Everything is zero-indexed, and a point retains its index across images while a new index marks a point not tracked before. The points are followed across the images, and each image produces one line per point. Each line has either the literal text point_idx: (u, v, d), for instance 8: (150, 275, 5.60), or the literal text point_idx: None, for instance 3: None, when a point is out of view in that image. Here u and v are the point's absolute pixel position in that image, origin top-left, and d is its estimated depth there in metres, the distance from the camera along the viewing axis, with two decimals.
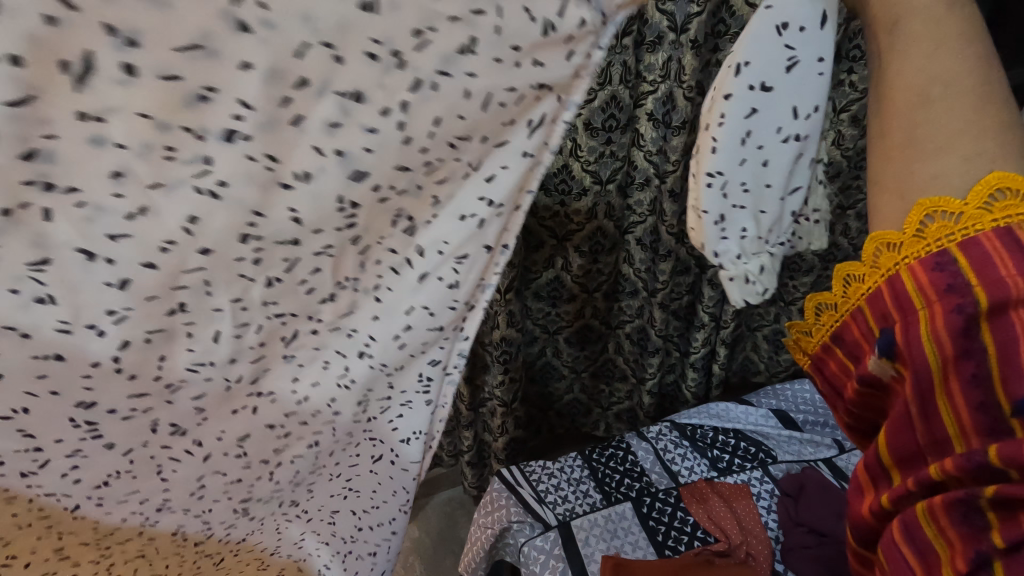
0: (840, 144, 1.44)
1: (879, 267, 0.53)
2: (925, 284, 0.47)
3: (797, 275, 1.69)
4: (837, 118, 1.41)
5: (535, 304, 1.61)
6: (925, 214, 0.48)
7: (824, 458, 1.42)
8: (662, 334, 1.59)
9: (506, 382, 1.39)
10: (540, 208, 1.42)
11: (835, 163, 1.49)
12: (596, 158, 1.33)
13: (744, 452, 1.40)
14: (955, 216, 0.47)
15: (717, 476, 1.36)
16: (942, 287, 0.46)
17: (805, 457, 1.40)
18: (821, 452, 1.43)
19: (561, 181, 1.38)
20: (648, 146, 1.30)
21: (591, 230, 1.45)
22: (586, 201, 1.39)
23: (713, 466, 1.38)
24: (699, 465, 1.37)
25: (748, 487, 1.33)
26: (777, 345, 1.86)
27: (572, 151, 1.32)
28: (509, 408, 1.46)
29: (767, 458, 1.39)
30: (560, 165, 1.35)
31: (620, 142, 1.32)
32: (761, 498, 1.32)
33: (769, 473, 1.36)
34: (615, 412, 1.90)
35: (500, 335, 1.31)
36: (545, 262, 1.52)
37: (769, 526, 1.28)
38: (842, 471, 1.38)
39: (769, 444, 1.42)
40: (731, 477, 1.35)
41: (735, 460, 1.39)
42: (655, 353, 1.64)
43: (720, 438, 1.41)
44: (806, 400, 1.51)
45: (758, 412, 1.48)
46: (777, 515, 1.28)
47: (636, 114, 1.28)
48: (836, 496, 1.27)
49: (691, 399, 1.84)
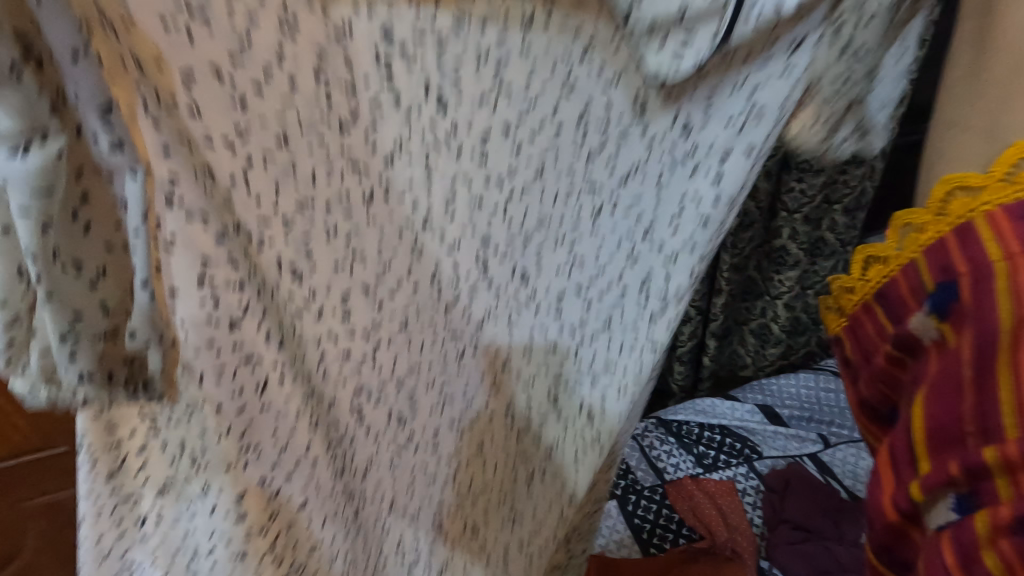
0: None
1: (901, 246, 0.43)
2: (1008, 230, 0.35)
3: (783, 268, 1.69)
4: None
5: None
6: (950, 188, 0.39)
7: (809, 452, 1.41)
8: None
9: None
10: None
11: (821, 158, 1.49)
12: None
13: (729, 449, 1.40)
14: (975, 189, 0.38)
15: (702, 473, 1.35)
16: (965, 254, 0.36)
17: (790, 452, 1.40)
18: (806, 446, 1.41)
19: None
20: None
21: None
22: None
23: (698, 463, 1.37)
24: (684, 462, 1.36)
25: (733, 484, 1.33)
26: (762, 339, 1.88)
27: None
28: None
29: (752, 455, 1.39)
30: None
31: None
32: (747, 494, 1.32)
33: (754, 470, 1.36)
34: None
35: None
36: None
37: (754, 520, 1.29)
38: (826, 465, 1.38)
39: (754, 440, 1.42)
40: (716, 474, 1.35)
41: (721, 457, 1.38)
42: None
43: (705, 435, 1.41)
44: (793, 394, 1.47)
45: (744, 408, 1.46)
46: (762, 510, 1.29)
47: None
48: (821, 492, 1.28)
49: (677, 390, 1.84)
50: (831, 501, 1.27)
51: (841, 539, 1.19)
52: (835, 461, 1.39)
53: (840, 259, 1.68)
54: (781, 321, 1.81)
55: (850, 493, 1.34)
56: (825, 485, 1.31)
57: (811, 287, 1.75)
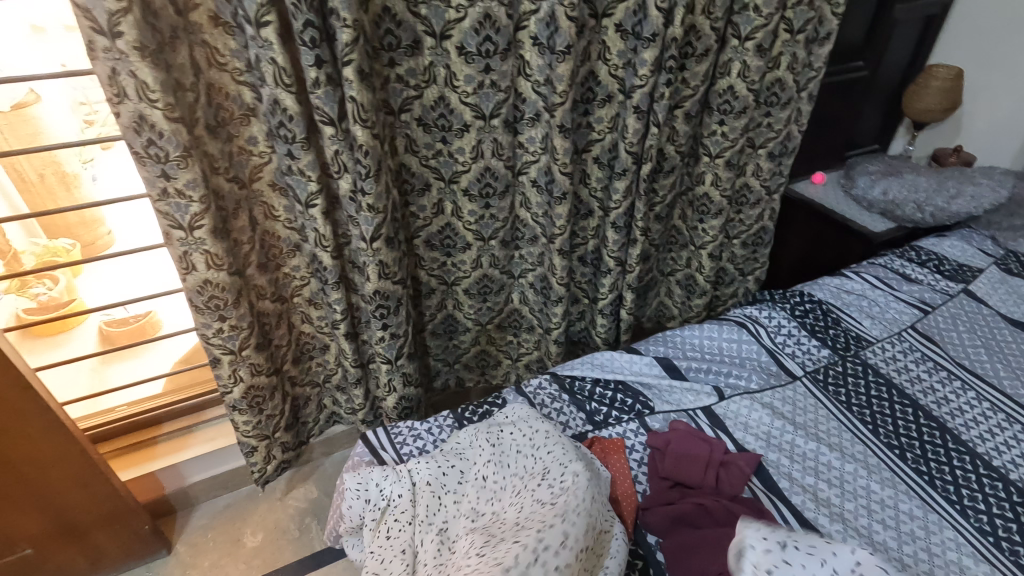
0: (745, 76, 1.44)
1: None
2: None
3: (707, 217, 1.67)
4: (741, 47, 1.40)
5: (427, 256, 1.43)
6: None
7: (705, 406, 1.10)
8: (565, 282, 1.47)
9: (387, 338, 1.26)
10: (419, 146, 1.24)
11: (741, 98, 1.47)
12: (474, 90, 1.17)
13: (621, 405, 1.08)
14: None
15: (590, 432, 1.04)
16: None
17: (684, 406, 1.08)
18: (701, 400, 1.10)
19: (440, 116, 1.20)
20: (535, 75, 1.18)
21: (479, 171, 1.29)
22: (469, 139, 1.24)
23: (587, 421, 1.06)
24: (571, 420, 1.05)
25: (622, 441, 1.02)
26: (688, 288, 1.84)
27: (447, 80, 1.16)
28: (394, 365, 1.32)
29: (645, 410, 1.08)
30: (435, 97, 1.18)
31: (501, 71, 1.17)
32: (634, 451, 1.01)
33: (647, 427, 1.05)
34: (525, 364, 1.72)
35: (373, 288, 1.18)
36: (433, 208, 1.34)
37: (639, 481, 0.98)
38: (720, 418, 1.07)
39: (647, 394, 1.11)
40: (605, 432, 1.04)
41: (612, 413, 1.07)
42: (559, 302, 1.51)
43: (596, 391, 1.10)
44: (696, 346, 1.22)
45: (643, 361, 1.17)
46: (648, 468, 0.98)
47: (519, 38, 1.15)
48: (706, 442, 0.98)
49: (602, 346, 1.73)
50: (716, 453, 0.97)
51: (721, 497, 0.92)
52: (729, 414, 1.08)
53: (766, 207, 1.74)
54: (706, 269, 1.77)
55: (739, 446, 1.02)
56: (711, 436, 1.01)
57: (737, 236, 1.79)
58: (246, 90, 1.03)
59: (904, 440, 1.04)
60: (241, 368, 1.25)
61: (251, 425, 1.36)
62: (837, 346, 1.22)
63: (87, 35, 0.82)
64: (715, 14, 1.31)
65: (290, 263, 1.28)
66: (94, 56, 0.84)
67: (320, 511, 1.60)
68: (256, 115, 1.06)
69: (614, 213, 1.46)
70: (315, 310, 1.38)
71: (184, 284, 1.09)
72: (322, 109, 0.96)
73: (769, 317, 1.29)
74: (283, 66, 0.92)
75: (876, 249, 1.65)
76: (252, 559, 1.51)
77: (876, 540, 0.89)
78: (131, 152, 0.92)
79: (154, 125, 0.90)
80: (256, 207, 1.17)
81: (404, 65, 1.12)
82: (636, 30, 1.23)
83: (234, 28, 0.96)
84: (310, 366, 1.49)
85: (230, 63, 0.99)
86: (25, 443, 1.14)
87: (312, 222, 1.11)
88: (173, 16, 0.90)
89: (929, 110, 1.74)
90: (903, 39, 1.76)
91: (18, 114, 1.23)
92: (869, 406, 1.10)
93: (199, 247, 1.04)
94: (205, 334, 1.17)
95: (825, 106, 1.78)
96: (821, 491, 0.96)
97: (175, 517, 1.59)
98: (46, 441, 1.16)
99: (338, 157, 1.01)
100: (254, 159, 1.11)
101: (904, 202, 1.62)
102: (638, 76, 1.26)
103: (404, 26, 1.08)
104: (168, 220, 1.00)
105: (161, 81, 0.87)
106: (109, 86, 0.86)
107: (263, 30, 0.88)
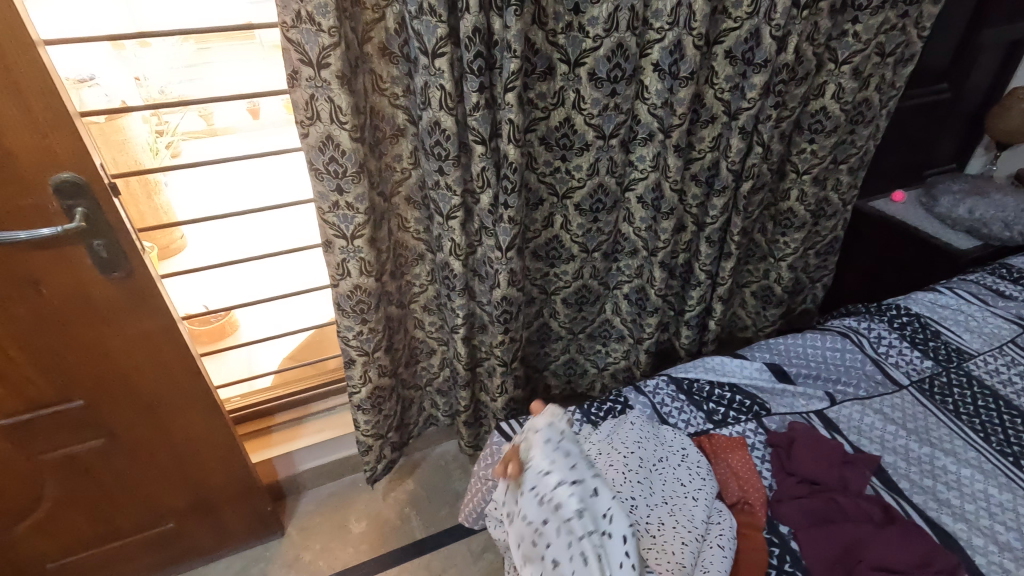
0: (839, 97, 1.51)
1: None
2: None
3: (789, 230, 1.74)
4: (837, 70, 1.48)
5: (533, 266, 1.52)
6: None
7: (818, 409, 1.17)
8: (662, 293, 1.55)
9: (506, 342, 1.36)
10: (539, 162, 1.34)
11: (833, 117, 1.55)
12: (599, 112, 1.27)
13: (738, 405, 1.16)
14: None
15: (712, 430, 1.12)
16: None
17: (797, 409, 1.16)
18: (813, 404, 1.18)
19: (563, 136, 1.30)
20: (653, 98, 1.27)
21: (593, 186, 1.39)
22: (588, 157, 1.33)
23: (708, 420, 1.14)
24: (694, 417, 1.13)
25: (743, 439, 1.09)
26: (765, 299, 1.90)
27: (575, 103, 1.26)
28: (508, 367, 1.41)
29: (761, 411, 1.15)
30: (561, 118, 1.28)
31: (625, 95, 1.26)
32: (755, 448, 1.09)
33: (765, 427, 1.13)
34: (611, 372, 1.80)
35: (500, 295, 1.28)
36: (544, 221, 1.44)
37: (763, 475, 1.05)
38: (833, 421, 1.14)
39: (762, 398, 1.18)
40: (726, 430, 1.12)
41: (730, 413, 1.15)
42: (654, 313, 1.59)
43: (714, 392, 1.19)
44: (800, 353, 1.28)
45: (753, 365, 1.25)
46: (772, 464, 1.06)
47: (641, 64, 1.24)
48: (829, 442, 1.05)
49: (684, 356, 1.80)
50: (838, 453, 1.03)
51: (849, 492, 0.98)
52: (841, 418, 1.14)
53: (841, 219, 1.79)
54: (784, 281, 1.83)
55: (856, 448, 1.08)
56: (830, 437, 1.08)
57: (813, 248, 1.84)
58: (400, 112, 1.14)
59: (1017, 448, 1.08)
60: (370, 368, 1.36)
61: (371, 424, 1.46)
62: (939, 358, 1.27)
63: (294, 65, 0.95)
64: (818, 40, 1.40)
65: (413, 272, 1.39)
66: (297, 84, 0.96)
67: (418, 503, 1.70)
68: (405, 134, 1.17)
69: (710, 228, 1.54)
70: (429, 316, 1.48)
71: (336, 288, 1.20)
72: (477, 129, 1.06)
73: (869, 328, 1.34)
74: (449, 92, 1.02)
75: (962, 267, 1.69)
76: (359, 544, 1.61)
77: (1000, 539, 0.94)
78: (312, 168, 1.04)
79: (338, 145, 1.02)
80: (393, 219, 1.28)
81: (536, 89, 1.23)
82: (746, 56, 1.31)
83: (399, 58, 1.08)
84: (417, 369, 1.59)
85: (390, 88, 1.11)
86: (189, 423, 1.27)
87: (449, 233, 1.20)
88: (356, 49, 1.02)
89: (1014, 131, 1.77)
90: (987, 62, 1.80)
91: (113, 123, 1.33)
92: (978, 415, 1.15)
93: (356, 255, 1.15)
94: (346, 336, 1.28)
95: (906, 127, 1.83)
96: (941, 493, 1.01)
97: (286, 501, 1.71)
98: (203, 423, 1.29)
99: (485, 173, 1.11)
100: (397, 175, 1.22)
101: (992, 221, 1.65)
102: (746, 99, 1.34)
103: (542, 54, 1.18)
104: (333, 229, 1.12)
105: (350, 106, 0.99)
106: (305, 110, 0.98)
107: (437, 60, 0.98)
